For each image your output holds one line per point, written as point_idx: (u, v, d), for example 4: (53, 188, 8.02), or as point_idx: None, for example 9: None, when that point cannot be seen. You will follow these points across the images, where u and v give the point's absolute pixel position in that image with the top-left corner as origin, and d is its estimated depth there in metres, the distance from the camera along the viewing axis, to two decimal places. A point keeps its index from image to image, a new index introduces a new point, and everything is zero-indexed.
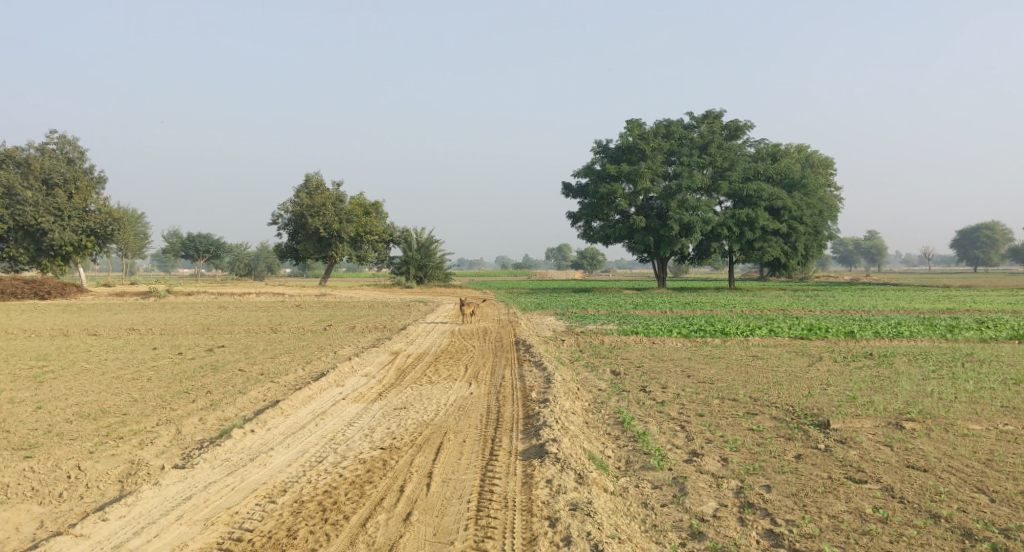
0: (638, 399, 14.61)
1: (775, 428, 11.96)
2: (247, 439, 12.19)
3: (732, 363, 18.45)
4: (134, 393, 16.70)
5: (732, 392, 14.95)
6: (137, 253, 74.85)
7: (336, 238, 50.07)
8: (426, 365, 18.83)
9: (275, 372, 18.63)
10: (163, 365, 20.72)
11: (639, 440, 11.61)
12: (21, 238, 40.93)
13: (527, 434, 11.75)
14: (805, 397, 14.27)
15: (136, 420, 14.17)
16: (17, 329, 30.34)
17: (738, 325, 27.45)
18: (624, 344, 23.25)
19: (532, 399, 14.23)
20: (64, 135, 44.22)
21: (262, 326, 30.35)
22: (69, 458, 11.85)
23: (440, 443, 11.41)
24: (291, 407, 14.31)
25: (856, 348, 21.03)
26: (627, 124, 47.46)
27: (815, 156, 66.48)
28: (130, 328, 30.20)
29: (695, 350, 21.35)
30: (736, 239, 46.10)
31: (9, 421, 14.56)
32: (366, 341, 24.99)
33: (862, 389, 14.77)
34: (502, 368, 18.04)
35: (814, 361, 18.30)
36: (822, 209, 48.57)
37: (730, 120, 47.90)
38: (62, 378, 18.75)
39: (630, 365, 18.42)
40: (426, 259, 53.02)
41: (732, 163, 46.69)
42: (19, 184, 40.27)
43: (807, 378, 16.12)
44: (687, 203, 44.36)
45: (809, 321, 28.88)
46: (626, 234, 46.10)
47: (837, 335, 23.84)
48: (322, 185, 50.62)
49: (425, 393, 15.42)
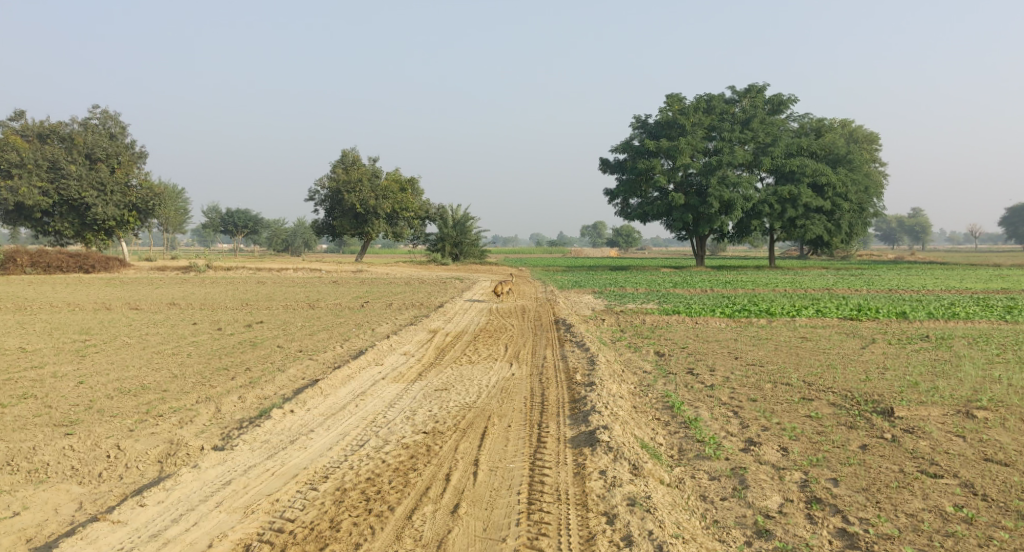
0: (686, 382, 14.11)
1: (834, 415, 11.40)
2: (287, 420, 11.88)
3: (780, 345, 17.79)
4: (174, 368, 16.53)
5: (785, 376, 14.33)
6: (178, 227, 75.61)
7: (372, 214, 49.87)
8: (465, 344, 18.45)
9: (313, 349, 18.38)
10: (203, 340, 20.61)
11: (691, 427, 11.12)
12: (66, 213, 41.28)
13: (575, 419, 11.31)
14: (864, 382, 13.62)
15: (176, 398, 13.96)
16: (61, 302, 30.58)
17: (783, 304, 26.72)
18: (666, 324, 22.74)
19: (577, 382, 13.76)
20: (106, 110, 44.32)
21: (300, 303, 30.22)
22: (109, 436, 11.64)
23: (484, 428, 11.00)
24: (330, 387, 14.01)
25: (910, 329, 20.31)
26: (667, 99, 46.57)
27: (859, 132, 64.88)
28: (170, 303, 30.23)
29: (741, 331, 20.79)
30: (778, 217, 45.07)
31: (51, 396, 14.45)
32: (404, 318, 24.75)
33: (923, 374, 14.13)
34: (543, 348, 17.57)
35: (868, 343, 17.63)
36: (867, 185, 47.20)
37: (773, 94, 46.73)
38: (103, 352, 18.68)
39: (675, 346, 17.84)
40: (462, 236, 52.69)
41: (774, 138, 45.58)
42: (63, 158, 40.51)
43: (862, 362, 15.45)
44: (727, 179, 43.43)
45: (856, 301, 28.09)
46: (664, 211, 45.31)
47: (889, 316, 22.97)
48: (358, 160, 50.39)
49: (466, 373, 15.03)
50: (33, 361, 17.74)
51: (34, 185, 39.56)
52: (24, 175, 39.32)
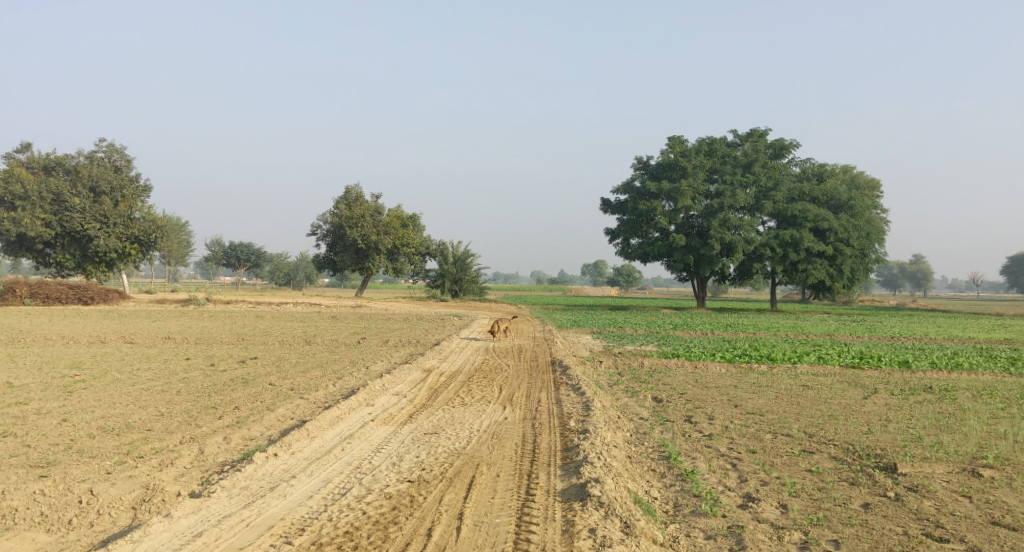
0: (683, 431, 13.69)
1: (835, 470, 11.00)
2: (269, 464, 11.51)
3: (782, 393, 17.34)
4: (161, 407, 16.13)
5: (785, 427, 13.93)
6: (181, 261, 75.49)
7: (373, 249, 49.69)
8: (459, 385, 18.03)
9: (304, 388, 17.94)
10: (195, 377, 20.21)
11: (688, 480, 10.75)
12: (67, 244, 41.10)
13: (567, 470, 10.94)
14: (866, 435, 13.22)
15: (159, 438, 13.58)
16: (57, 335, 30.29)
17: (784, 350, 26.27)
18: (665, 368, 22.31)
19: (570, 428, 13.35)
20: (112, 143, 44.34)
21: (296, 338, 29.81)
22: (84, 479, 11.27)
23: (472, 478, 10.63)
24: (317, 429, 13.61)
25: (913, 379, 19.84)
26: (669, 141, 46.68)
27: (862, 178, 64.97)
28: (166, 337, 29.86)
29: (742, 377, 20.35)
30: (780, 260, 44.82)
31: (31, 434, 14.07)
32: (400, 356, 24.34)
33: (927, 428, 13.69)
34: (539, 391, 17.13)
35: (870, 394, 17.17)
36: (869, 231, 46.91)
37: (774, 138, 46.81)
38: (92, 388, 18.26)
39: (673, 393, 17.39)
40: (462, 273, 52.44)
41: (776, 182, 45.56)
42: (67, 191, 40.44)
43: (864, 414, 15.00)
44: (729, 222, 43.27)
45: (858, 348, 27.64)
46: (665, 252, 45.09)
47: (891, 365, 22.52)
48: (361, 197, 50.34)
49: (458, 416, 14.63)
50: (20, 397, 17.36)
51: (37, 217, 39.48)
52: (28, 207, 39.37)
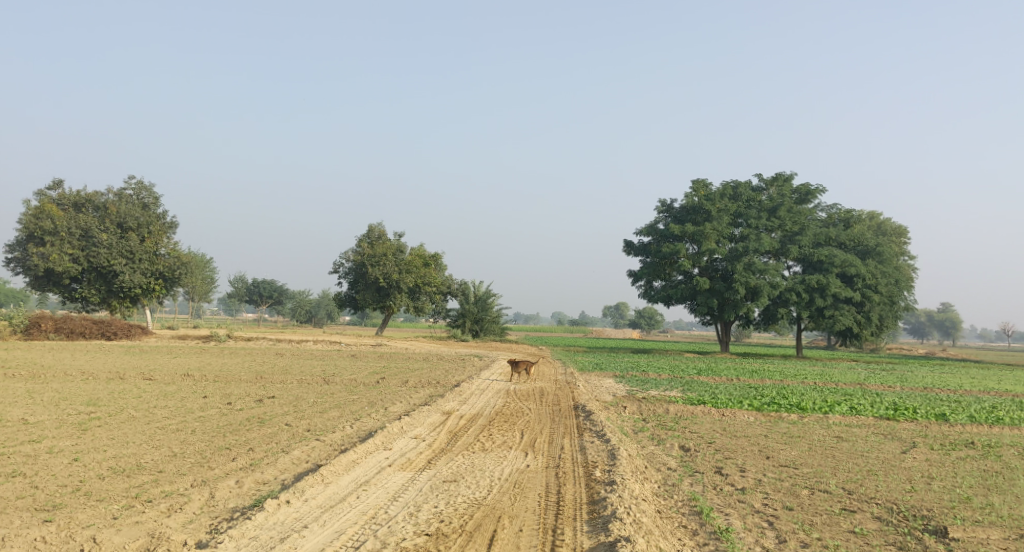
0: (715, 484, 13.07)
1: (881, 532, 10.94)
2: (280, 512, 11.00)
3: (815, 445, 16.63)
4: (174, 447, 15.67)
5: (822, 482, 13.23)
6: (204, 297, 75.44)
7: (394, 288, 49.38)
8: (479, 429, 17.46)
9: (321, 429, 17.44)
10: (210, 416, 19.73)
11: (723, 539, 10.55)
12: (93, 279, 41.09)
13: (594, 526, 10.59)
14: (909, 492, 12.57)
15: (170, 480, 13.09)
16: (76, 370, 29.99)
17: (814, 399, 25.45)
18: (691, 415, 21.58)
19: (596, 479, 12.76)
20: (141, 181, 44.48)
21: (315, 377, 29.29)
22: (89, 525, 10.81)
23: (493, 533, 10.32)
24: (331, 473, 13.08)
25: (954, 434, 19.01)
26: (693, 185, 46.23)
27: (888, 225, 64.19)
28: (185, 374, 29.46)
29: (772, 427, 19.61)
30: (805, 306, 44.05)
31: (40, 474, 13.66)
32: (419, 397, 23.77)
33: (975, 487, 13.05)
34: (561, 437, 16.53)
35: (909, 448, 16.41)
36: (898, 278, 46.10)
37: (800, 183, 46.23)
38: (106, 426, 17.86)
39: (701, 442, 16.74)
40: (483, 313, 51.95)
41: (802, 227, 44.97)
42: (95, 227, 40.54)
43: (905, 470, 14.29)
44: (754, 266, 42.63)
45: (891, 399, 26.74)
46: (689, 295, 44.35)
47: (927, 417, 21.72)
48: (384, 235, 50.23)
49: (478, 463, 14.09)
50: (33, 434, 16.97)
51: (65, 252, 39.60)
52: (56, 243, 39.52)
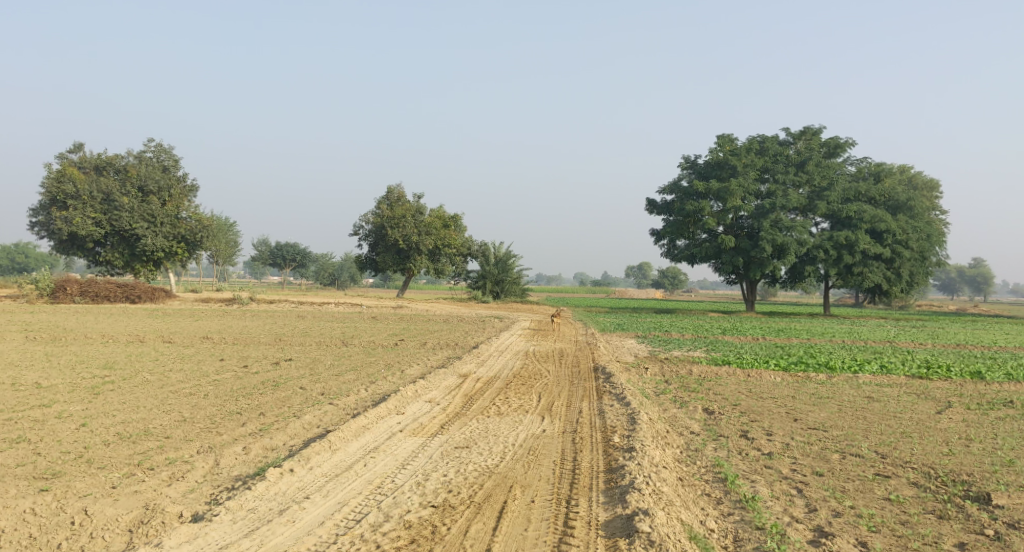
0: (740, 449, 12.41)
1: (918, 499, 10.27)
2: (282, 482, 10.47)
3: (844, 406, 15.89)
4: (184, 411, 15.23)
5: (853, 446, 12.53)
6: (228, 260, 75.34)
7: (414, 249, 48.84)
8: (496, 392, 16.90)
9: (335, 393, 16.95)
10: (225, 379, 19.31)
11: (749, 508, 9.95)
12: (116, 243, 40.79)
13: (611, 497, 10.01)
14: (946, 456, 11.83)
15: (175, 447, 12.63)
16: (96, 333, 29.80)
17: (842, 358, 24.64)
18: (715, 377, 20.91)
19: (615, 445, 12.14)
20: (161, 143, 43.96)
21: (334, 339, 28.90)
22: (84, 495, 10.35)
23: (503, 504, 9.77)
24: (340, 439, 12.55)
25: (992, 392, 18.20)
26: (718, 139, 45.06)
27: (919, 178, 62.61)
28: (204, 336, 29.20)
29: (800, 387, 18.90)
30: (833, 263, 42.97)
31: (45, 441, 13.26)
32: (437, 360, 23.26)
33: (1016, 449, 12.31)
34: (580, 401, 15.93)
35: (943, 408, 15.61)
36: (929, 232, 44.78)
37: (829, 136, 44.97)
38: (119, 391, 17.47)
39: (726, 404, 16.08)
40: (504, 274, 51.23)
41: (831, 182, 43.79)
42: (116, 191, 40.20)
43: (942, 431, 13.53)
44: (781, 223, 41.62)
45: (923, 357, 25.88)
46: (714, 254, 43.44)
47: (961, 375, 20.89)
48: (403, 197, 49.51)
49: (492, 428, 13.51)
50: (44, 398, 16.60)
51: (87, 216, 39.36)
52: (78, 207, 39.30)
